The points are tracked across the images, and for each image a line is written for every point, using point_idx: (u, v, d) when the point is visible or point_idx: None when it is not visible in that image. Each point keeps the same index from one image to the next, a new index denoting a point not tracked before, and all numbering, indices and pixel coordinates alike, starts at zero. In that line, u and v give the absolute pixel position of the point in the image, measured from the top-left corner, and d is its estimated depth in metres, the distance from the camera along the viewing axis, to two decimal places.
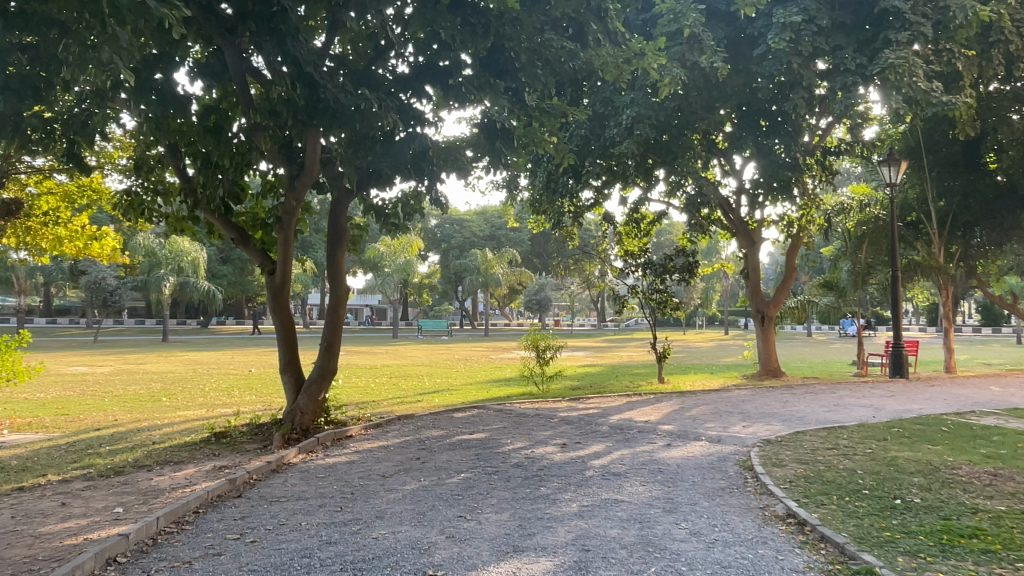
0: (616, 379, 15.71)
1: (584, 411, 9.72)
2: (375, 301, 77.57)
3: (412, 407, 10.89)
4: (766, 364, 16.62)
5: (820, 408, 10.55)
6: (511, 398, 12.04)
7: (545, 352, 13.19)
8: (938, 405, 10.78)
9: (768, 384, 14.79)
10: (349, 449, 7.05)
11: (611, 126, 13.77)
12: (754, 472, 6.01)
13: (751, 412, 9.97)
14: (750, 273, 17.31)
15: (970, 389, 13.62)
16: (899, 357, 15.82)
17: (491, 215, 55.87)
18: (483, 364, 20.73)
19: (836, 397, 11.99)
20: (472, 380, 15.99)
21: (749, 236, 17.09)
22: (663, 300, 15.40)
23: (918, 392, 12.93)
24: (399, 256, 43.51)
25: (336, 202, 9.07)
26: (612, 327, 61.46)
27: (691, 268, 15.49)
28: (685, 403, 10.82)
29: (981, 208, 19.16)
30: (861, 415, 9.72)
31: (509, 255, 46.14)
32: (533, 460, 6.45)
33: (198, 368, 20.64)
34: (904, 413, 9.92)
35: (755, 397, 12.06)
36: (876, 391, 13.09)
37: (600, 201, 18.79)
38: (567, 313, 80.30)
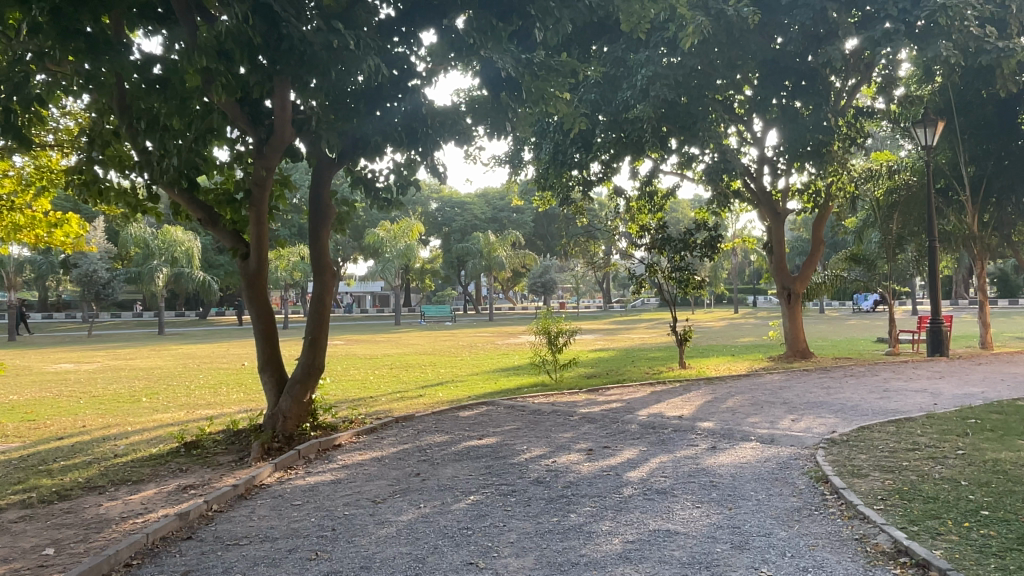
0: (634, 366, 14.55)
1: (607, 405, 8.60)
2: (377, 288, 76.47)
3: (414, 404, 9.79)
4: (794, 344, 15.49)
5: (870, 394, 9.41)
6: (522, 390, 10.92)
7: (558, 338, 12.07)
8: (1001, 388, 9.63)
9: (800, 366, 13.64)
10: (335, 463, 5.92)
11: (625, 89, 12.58)
12: (831, 484, 4.86)
13: (794, 402, 8.83)
14: (775, 247, 16.10)
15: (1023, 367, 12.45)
16: (937, 334, 14.79)
17: (492, 197, 54.56)
18: (489, 352, 19.58)
19: (881, 380, 10.84)
20: (478, 370, 14.84)
21: (772, 206, 15.90)
22: (685, 278, 14.20)
23: (968, 372, 11.78)
24: (400, 241, 42.40)
25: (317, 175, 7.91)
26: (618, 308, 60.36)
27: (713, 243, 14.29)
28: (717, 393, 9.70)
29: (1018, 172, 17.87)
30: (921, 403, 8.58)
31: (512, 237, 44.92)
32: (556, 474, 5.33)
33: (189, 363, 19.53)
34: (968, 398, 8.79)
35: (792, 383, 10.92)
36: (921, 372, 11.93)
37: (609, 175, 17.58)
38: (572, 295, 79.19)
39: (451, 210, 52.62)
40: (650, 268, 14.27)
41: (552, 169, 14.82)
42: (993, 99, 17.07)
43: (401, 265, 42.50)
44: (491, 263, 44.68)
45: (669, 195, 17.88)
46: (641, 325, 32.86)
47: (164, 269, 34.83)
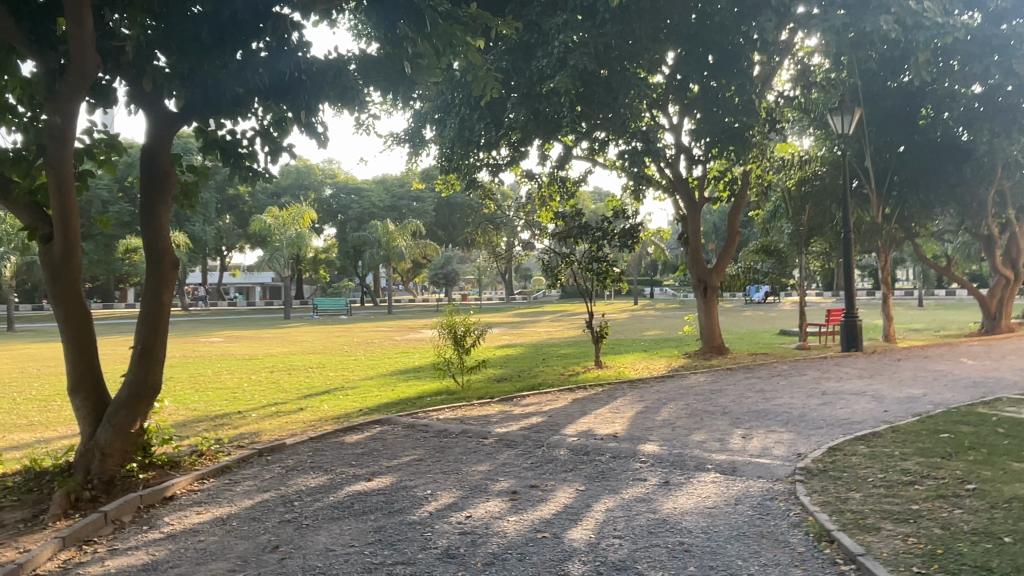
0: (546, 366, 13.26)
1: (525, 422, 7.20)
2: (267, 277, 72.08)
3: (290, 425, 8.01)
4: (709, 340, 14.69)
5: (811, 399, 8.49)
6: (424, 400, 9.35)
7: (466, 337, 10.55)
8: (939, 390, 8.98)
9: (721, 364, 12.82)
10: (157, 533, 4.20)
11: (538, 57, 11.22)
12: (842, 547, 3.64)
13: (736, 410, 7.74)
14: (691, 236, 15.12)
15: (942, 362, 12.09)
16: (852, 328, 14.37)
17: (391, 184, 52.16)
18: (385, 350, 17.78)
19: (812, 381, 10.03)
20: (373, 373, 13.12)
21: (690, 193, 14.98)
22: (602, 269, 13.04)
23: (893, 369, 11.23)
24: (289, 229, 39.57)
25: (151, 132, 6.00)
26: (520, 300, 59.49)
27: (632, 232, 13.18)
28: (646, 399, 8.52)
29: (919, 166, 17.96)
30: (871, 409, 7.70)
31: (412, 226, 42.94)
32: (471, 542, 3.84)
33: (27, 367, 16.59)
34: (915, 404, 8.01)
35: (721, 384, 9.96)
36: (847, 370, 11.28)
37: (517, 159, 16.27)
38: (474, 287, 77.80)
39: (346, 197, 49.89)
40: (565, 257, 12.97)
41: (457, 146, 13.25)
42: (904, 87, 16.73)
43: (291, 254, 39.57)
44: (389, 254, 42.47)
45: (582, 181, 16.70)
46: (544, 318, 31.87)
47: (12, 257, 30.65)
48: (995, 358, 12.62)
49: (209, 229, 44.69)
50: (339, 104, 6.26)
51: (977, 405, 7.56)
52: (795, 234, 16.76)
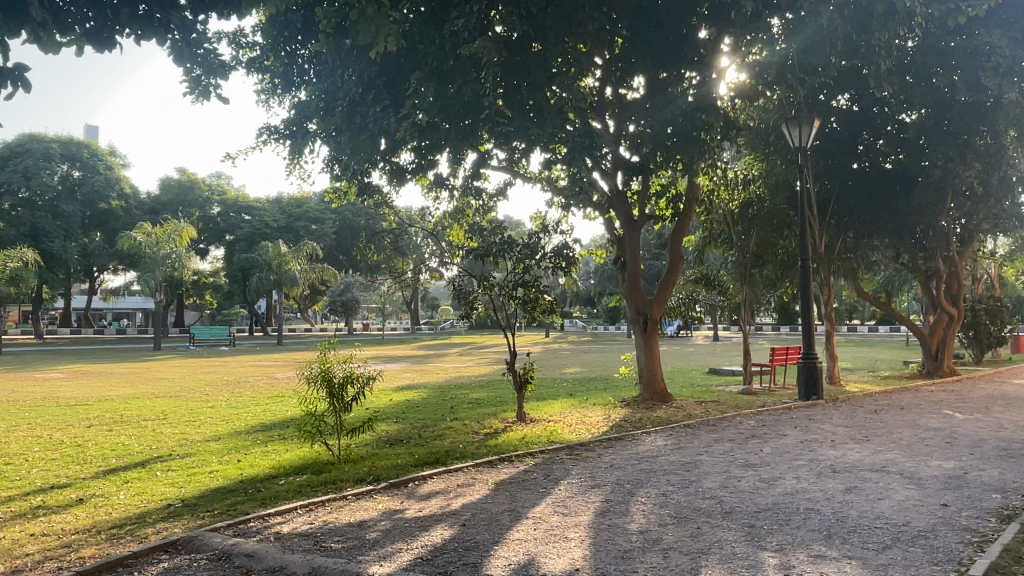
0: (455, 419, 10.35)
1: (421, 543, 4.37)
2: (147, 304, 65.54)
3: (28, 549, 4.82)
4: (649, 383, 12.22)
5: (825, 481, 6.07)
6: (277, 484, 6.37)
7: (343, 387, 7.60)
8: (972, 462, 6.82)
9: (672, 416, 10.39)
10: None
11: (453, 16, 8.69)
12: None
13: (739, 508, 5.20)
14: (629, 260, 12.59)
15: (929, 415, 10.11)
16: (812, 372, 12.38)
17: (287, 204, 48.25)
18: (254, 395, 14.39)
19: (802, 447, 7.70)
20: (224, 431, 9.90)
21: (627, 211, 12.62)
22: (529, 297, 10.42)
23: (883, 427, 9.08)
24: (164, 247, 34.99)
25: None
26: (425, 331, 56.25)
27: (567, 254, 10.67)
28: (600, 485, 5.87)
29: (868, 194, 16.92)
30: (927, 504, 5.34)
31: (308, 247, 39.12)
32: None
33: None
34: (973, 490, 5.73)
35: (688, 452, 7.44)
36: (830, 427, 9.06)
37: (424, 165, 13.61)
38: (377, 316, 73.78)
39: (236, 216, 45.62)
40: (483, 281, 10.24)
41: (348, 138, 10.47)
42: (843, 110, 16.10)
43: (165, 276, 34.83)
44: (281, 278, 38.42)
45: (501, 195, 14.15)
46: (451, 351, 29.00)
47: None
48: (979, 409, 10.83)
49: (71, 246, 39.23)
50: (134, 30, 5.65)
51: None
52: (740, 262, 14.77)
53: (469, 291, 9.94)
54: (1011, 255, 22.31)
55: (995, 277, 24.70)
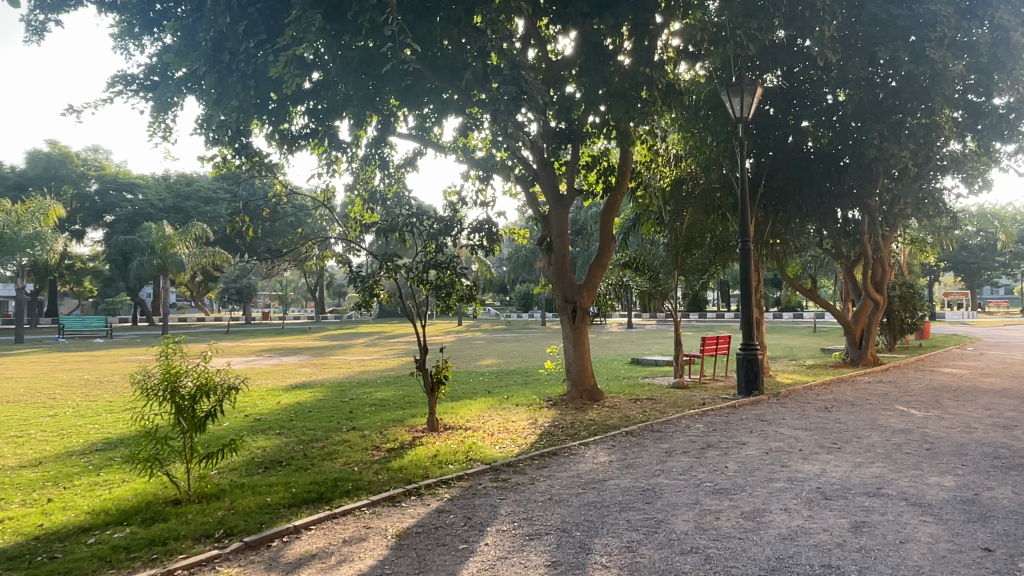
0: (351, 429, 8.51)
1: None
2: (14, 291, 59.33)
3: None
4: (578, 378, 10.77)
5: (824, 516, 4.73)
6: (86, 544, 4.50)
7: (193, 402, 5.70)
8: (973, 477, 5.69)
9: (608, 420, 9.00)
10: None
11: None
12: None
13: (734, 569, 3.76)
14: (555, 241, 11.03)
15: (885, 413, 9.18)
16: (752, 365, 11.36)
17: (176, 182, 44.22)
18: (111, 400, 12.04)
19: (770, 462, 6.41)
20: (50, 453, 7.74)
21: (554, 184, 11.02)
22: (444, 281, 8.40)
23: (845, 431, 8.00)
24: (26, 228, 30.94)
25: None
26: (330, 320, 53.38)
27: (487, 229, 9.25)
28: (541, 536, 4.31)
29: (798, 174, 16.40)
30: (967, 547, 4.06)
31: (198, 229, 35.81)
32: None
33: None
34: (1005, 520, 4.51)
35: (641, 470, 6.02)
36: (790, 432, 7.87)
37: (319, 128, 11.59)
38: (278, 305, 69.85)
39: (115, 194, 41.46)
40: (390, 266, 8.14)
41: (216, 83, 8.40)
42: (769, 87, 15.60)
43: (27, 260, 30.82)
44: (166, 262, 34.97)
45: (409, 166, 12.34)
46: (357, 342, 26.92)
47: None
48: (929, 403, 10.04)
49: None
50: None
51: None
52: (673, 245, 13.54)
53: (379, 266, 8.08)
54: (923, 241, 22.41)
55: (904, 263, 24.89)
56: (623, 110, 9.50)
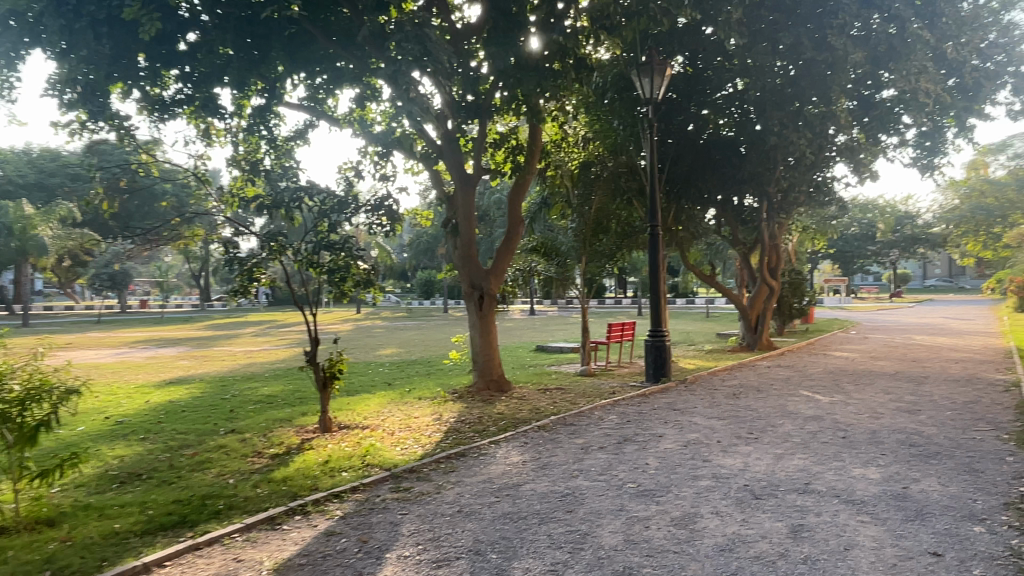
0: (230, 432, 7.51)
1: None
2: None
3: None
4: (485, 369, 10.15)
5: (759, 520, 4.32)
6: None
7: (22, 408, 4.59)
8: (897, 468, 5.50)
9: (517, 412, 8.43)
10: None
11: None
12: None
13: None
14: (461, 223, 10.31)
15: (793, 399, 9.10)
16: (660, 352, 11.14)
17: (38, 156, 40.08)
18: None
19: (691, 455, 6.00)
20: None
21: (460, 162, 10.29)
22: (338, 264, 7.35)
23: (758, 419, 7.78)
24: None
25: None
26: (217, 308, 50.31)
27: (387, 207, 8.38)
28: (451, 561, 3.65)
29: (700, 160, 16.48)
30: (915, 553, 3.74)
31: (64, 209, 32.54)
32: None
33: None
34: (943, 518, 4.26)
35: (558, 471, 5.46)
36: (704, 421, 7.55)
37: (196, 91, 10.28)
38: (159, 292, 65.33)
39: None
40: (273, 247, 7.11)
41: None
42: (674, 74, 15.57)
43: None
44: (25, 244, 31.55)
45: (300, 139, 11.26)
46: (246, 332, 25.21)
47: None
48: (831, 388, 10.10)
49: None
50: None
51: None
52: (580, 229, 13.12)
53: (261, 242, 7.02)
54: (812, 229, 23.25)
55: (794, 251, 25.83)
56: (536, 82, 8.96)
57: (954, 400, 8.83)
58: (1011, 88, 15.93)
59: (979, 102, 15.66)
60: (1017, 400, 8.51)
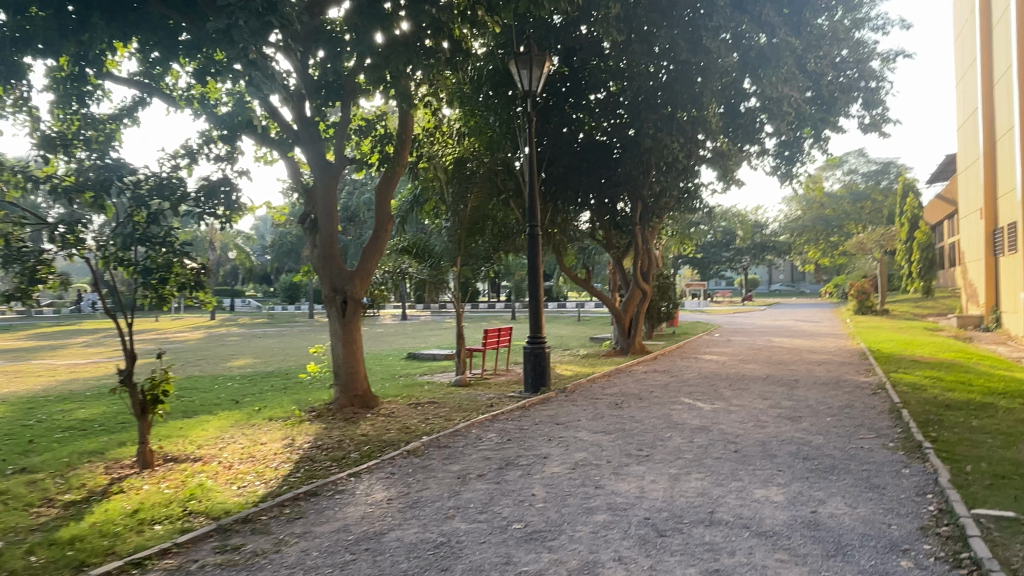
0: (19, 473, 6.01)
1: None
2: None
3: None
4: (347, 382, 9.04)
5: (668, 567, 3.65)
6: None
7: None
8: (800, 487, 5.06)
9: (382, 433, 7.43)
10: None
11: None
12: None
13: None
14: (321, 219, 9.13)
15: (675, 407, 8.72)
16: (540, 360, 10.49)
17: None
18: None
19: (581, 481, 5.28)
20: None
21: (319, 149, 9.12)
22: (156, 263, 5.91)
23: (645, 431, 7.25)
24: None
25: None
26: (46, 314, 44.86)
27: (222, 192, 7.44)
28: None
29: (575, 163, 16.17)
30: None
31: None
32: None
33: None
34: (865, 552, 3.78)
35: (430, 511, 4.55)
36: (590, 437, 6.89)
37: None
38: None
39: None
40: (72, 239, 5.30)
41: None
42: (550, 75, 15.07)
43: None
44: None
45: (128, 118, 9.67)
46: (73, 342, 22.17)
47: None
48: (710, 394, 9.87)
49: None
50: None
51: (1000, 552, 3.64)
52: (453, 229, 12.28)
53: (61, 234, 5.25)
54: (680, 234, 23.69)
55: (663, 256, 26.33)
56: (405, 58, 8.02)
57: (830, 405, 8.78)
58: (861, 103, 16.80)
59: (832, 116, 16.44)
60: (889, 404, 8.57)
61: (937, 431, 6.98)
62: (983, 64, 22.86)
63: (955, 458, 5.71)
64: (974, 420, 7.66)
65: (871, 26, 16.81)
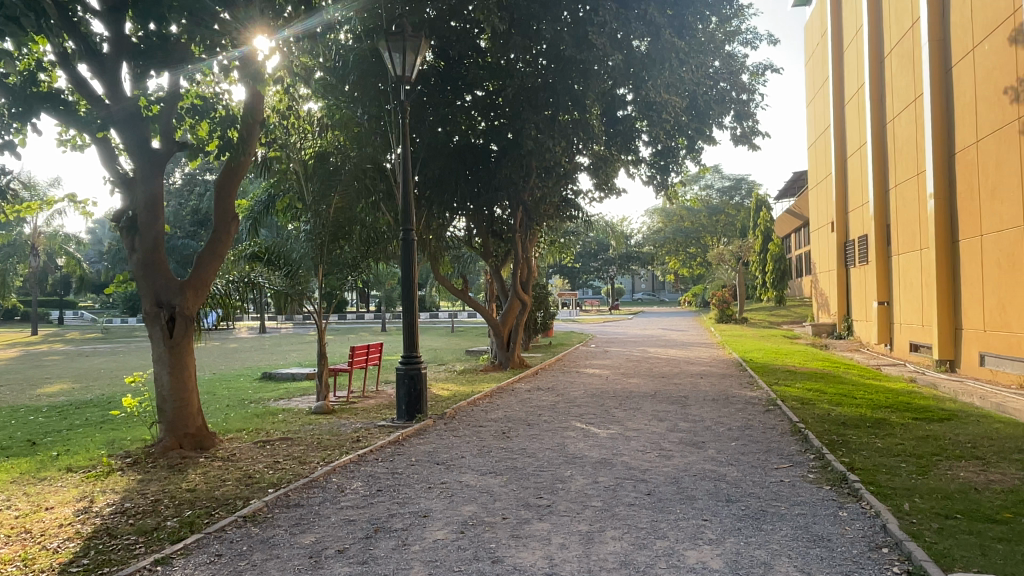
0: None
1: None
2: None
3: None
4: (175, 418, 7.35)
5: None
6: None
7: None
8: (738, 546, 4.17)
9: (215, 485, 5.89)
10: None
11: None
12: None
13: None
14: (141, 216, 7.38)
15: (569, 435, 7.75)
16: (414, 383, 9.22)
17: None
18: None
19: (471, 553, 4.10)
20: None
21: (141, 133, 7.38)
22: None
23: (540, 470, 6.19)
24: None
25: None
26: None
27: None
28: None
29: (450, 165, 15.08)
30: None
31: None
32: None
33: None
34: None
35: None
36: (478, 482, 5.72)
37: None
38: None
39: None
40: None
41: None
42: (423, 68, 13.93)
43: None
44: None
45: None
46: None
47: None
48: (600, 416, 9.02)
49: None
50: None
51: None
52: (313, 232, 10.75)
53: None
54: (556, 242, 23.16)
55: (538, 265, 25.74)
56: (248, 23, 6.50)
57: (729, 426, 8.17)
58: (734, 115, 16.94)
59: (707, 126, 16.40)
60: (789, 424, 8.07)
61: (851, 456, 6.44)
62: (835, 86, 24.14)
63: (888, 494, 5.07)
64: (878, 441, 7.24)
65: (742, 39, 17.02)
